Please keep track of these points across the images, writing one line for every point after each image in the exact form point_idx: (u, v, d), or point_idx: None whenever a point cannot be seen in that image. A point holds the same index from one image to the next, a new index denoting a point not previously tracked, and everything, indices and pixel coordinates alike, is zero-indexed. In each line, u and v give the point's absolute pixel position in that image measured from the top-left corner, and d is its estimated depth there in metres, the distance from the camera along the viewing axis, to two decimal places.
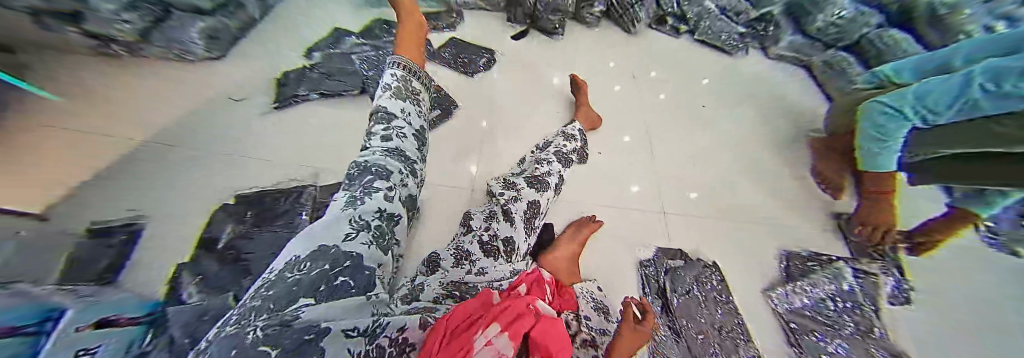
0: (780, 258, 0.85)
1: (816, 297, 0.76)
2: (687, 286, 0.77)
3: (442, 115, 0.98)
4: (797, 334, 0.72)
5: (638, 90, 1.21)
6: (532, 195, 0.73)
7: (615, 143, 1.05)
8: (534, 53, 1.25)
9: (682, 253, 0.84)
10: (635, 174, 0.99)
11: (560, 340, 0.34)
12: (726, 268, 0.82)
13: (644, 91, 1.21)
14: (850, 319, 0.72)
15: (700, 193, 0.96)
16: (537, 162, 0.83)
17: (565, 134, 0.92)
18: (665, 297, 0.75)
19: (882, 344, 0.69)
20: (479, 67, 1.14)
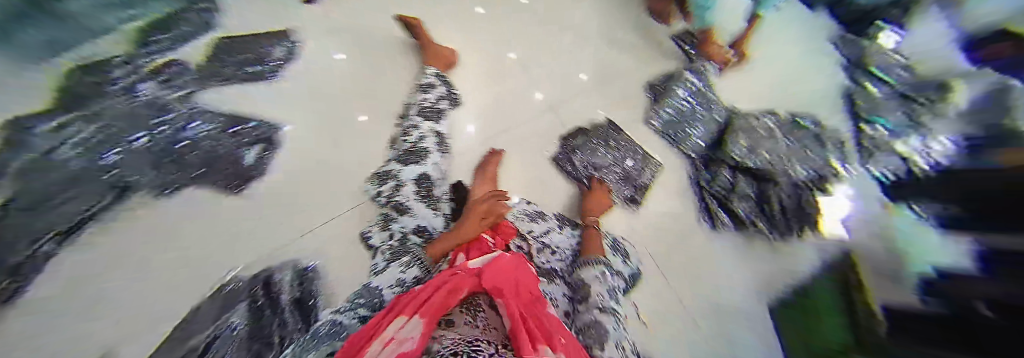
0: (647, 88, 0.99)
1: (677, 102, 0.93)
2: (591, 151, 0.89)
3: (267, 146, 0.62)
4: (675, 136, 0.91)
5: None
6: (414, 173, 0.68)
7: (484, 62, 0.99)
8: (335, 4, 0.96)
9: (580, 129, 0.92)
10: (515, 82, 0.97)
11: (503, 269, 0.41)
12: (615, 119, 0.95)
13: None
14: (701, 105, 0.92)
15: (574, 66, 1.01)
16: (407, 136, 0.79)
17: (421, 87, 0.83)
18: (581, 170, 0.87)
19: (722, 109, 0.91)
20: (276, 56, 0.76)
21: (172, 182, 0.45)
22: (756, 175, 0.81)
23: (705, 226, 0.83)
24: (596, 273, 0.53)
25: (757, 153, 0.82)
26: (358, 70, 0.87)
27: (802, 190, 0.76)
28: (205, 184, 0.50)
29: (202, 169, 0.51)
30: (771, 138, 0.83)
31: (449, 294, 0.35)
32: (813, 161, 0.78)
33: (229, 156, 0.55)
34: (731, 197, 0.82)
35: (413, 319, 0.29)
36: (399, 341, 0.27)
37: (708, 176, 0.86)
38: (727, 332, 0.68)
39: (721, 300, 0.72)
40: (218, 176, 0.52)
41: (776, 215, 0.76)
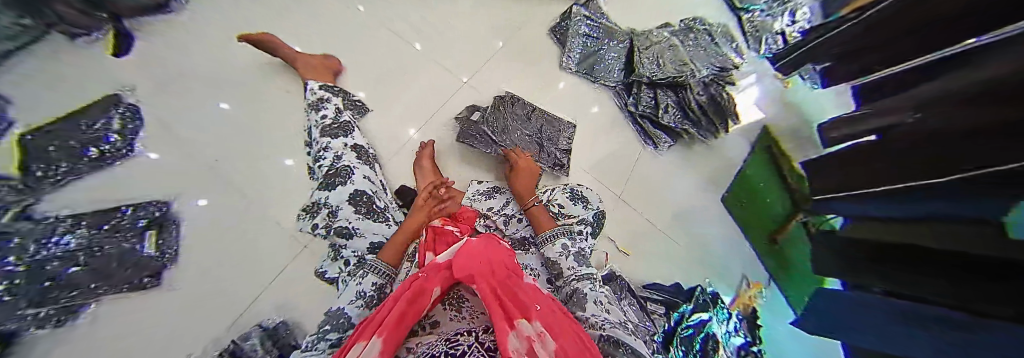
0: (552, 37, 0.99)
1: (581, 41, 0.95)
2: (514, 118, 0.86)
3: (169, 233, 0.60)
4: (591, 72, 0.95)
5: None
6: (344, 191, 0.50)
7: (377, 60, 0.91)
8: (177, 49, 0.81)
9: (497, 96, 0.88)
10: (419, 73, 0.92)
11: (475, 251, 0.37)
12: (531, 75, 0.96)
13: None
14: (602, 39, 0.96)
15: (471, 35, 0.97)
16: (315, 158, 0.55)
17: (310, 106, 0.62)
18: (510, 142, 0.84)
19: (622, 34, 0.96)
20: (117, 129, 0.63)
21: (60, 306, 0.46)
22: (672, 85, 0.89)
23: (649, 148, 0.92)
24: (565, 240, 0.50)
25: (667, 64, 0.88)
26: (243, 122, 0.78)
27: (709, 87, 0.89)
28: (93, 295, 0.49)
29: (95, 282, 0.50)
30: (669, 47, 0.90)
31: (412, 301, 0.30)
32: (710, 61, 0.90)
33: (130, 257, 0.54)
34: (658, 113, 0.89)
35: (370, 343, 0.23)
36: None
37: (634, 100, 0.92)
38: (693, 231, 0.87)
39: (678, 204, 0.89)
40: (121, 279, 0.52)
41: (698, 115, 0.89)
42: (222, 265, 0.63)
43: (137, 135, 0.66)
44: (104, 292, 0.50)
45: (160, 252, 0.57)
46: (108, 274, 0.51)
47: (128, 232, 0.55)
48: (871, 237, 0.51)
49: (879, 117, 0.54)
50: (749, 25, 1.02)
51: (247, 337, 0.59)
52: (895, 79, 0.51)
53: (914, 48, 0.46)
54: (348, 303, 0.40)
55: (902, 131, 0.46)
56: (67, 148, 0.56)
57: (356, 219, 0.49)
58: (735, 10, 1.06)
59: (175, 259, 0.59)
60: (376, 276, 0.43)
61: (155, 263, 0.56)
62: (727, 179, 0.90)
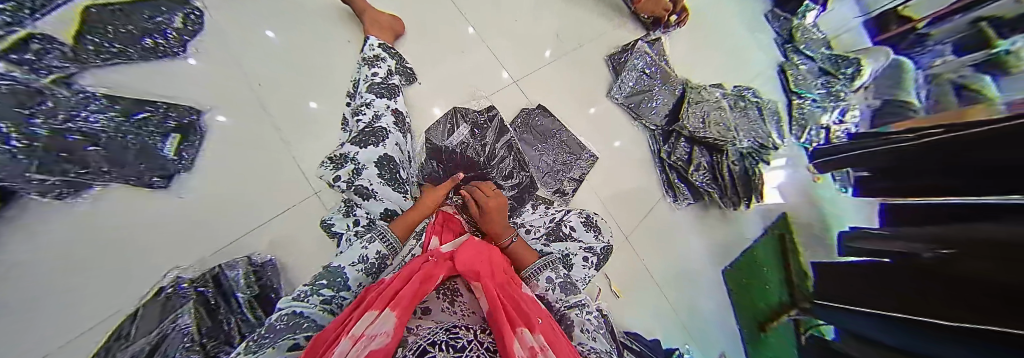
0: (607, 64, 1.00)
1: (635, 76, 0.95)
2: (547, 132, 0.89)
3: (193, 142, 0.62)
4: (636, 108, 0.95)
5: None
6: (376, 151, 0.50)
7: (436, 36, 0.92)
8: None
9: (540, 108, 0.91)
10: (471, 60, 0.92)
11: (480, 250, 0.37)
12: (576, 94, 0.96)
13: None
14: (655, 81, 0.96)
15: (532, 38, 0.98)
16: (354, 112, 0.55)
17: (364, 60, 0.63)
18: (537, 152, 0.86)
19: (676, 82, 0.96)
20: (175, 28, 0.67)
21: (62, 181, 0.42)
22: (710, 145, 0.89)
23: (667, 200, 0.91)
24: (549, 273, 0.46)
25: (712, 124, 0.88)
26: (291, 54, 0.80)
27: (745, 158, 0.88)
28: (100, 178, 0.48)
29: (109, 166, 0.48)
30: (718, 109, 0.90)
31: (420, 283, 0.30)
32: (753, 135, 0.88)
33: (151, 154, 0.54)
34: (689, 170, 0.88)
35: (383, 313, 0.23)
36: (371, 336, 0.19)
37: (668, 149, 0.92)
38: (688, 295, 0.84)
39: (682, 263, 0.87)
40: (132, 172, 0.52)
41: (727, 182, 0.87)
42: (231, 187, 0.65)
43: (193, 37, 0.71)
44: (113, 179, 0.50)
45: (177, 157, 0.59)
46: (123, 162, 0.50)
47: (155, 128, 0.56)
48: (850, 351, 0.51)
49: (902, 241, 0.53)
50: (797, 111, 1.03)
51: (232, 266, 0.57)
52: (927, 208, 0.51)
53: (961, 185, 0.45)
54: (348, 264, 0.38)
55: (928, 263, 0.45)
56: (119, 31, 0.57)
57: (377, 183, 0.48)
58: (788, 91, 1.09)
59: (190, 167, 0.60)
60: (382, 245, 0.42)
61: (171, 166, 0.57)
62: (734, 254, 0.86)
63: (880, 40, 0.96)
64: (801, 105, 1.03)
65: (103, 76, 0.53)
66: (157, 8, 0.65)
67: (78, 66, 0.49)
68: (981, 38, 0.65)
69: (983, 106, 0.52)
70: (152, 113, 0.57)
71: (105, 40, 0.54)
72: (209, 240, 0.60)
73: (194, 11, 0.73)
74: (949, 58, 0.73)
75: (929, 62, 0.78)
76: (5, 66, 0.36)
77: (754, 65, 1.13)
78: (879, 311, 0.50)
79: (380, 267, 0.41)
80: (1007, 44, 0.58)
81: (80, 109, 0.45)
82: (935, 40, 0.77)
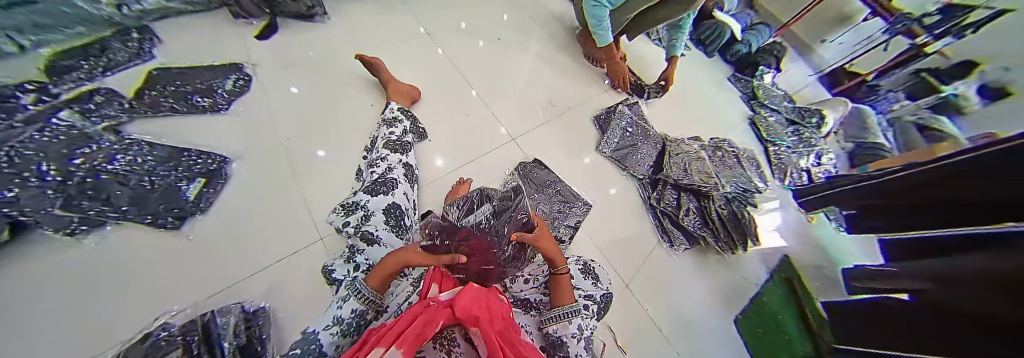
0: (595, 122, 1.11)
1: (620, 132, 1.06)
2: (541, 183, 0.94)
3: (215, 186, 0.71)
4: (622, 160, 1.03)
5: (437, 41, 1.17)
6: (384, 200, 0.55)
7: (446, 101, 1.05)
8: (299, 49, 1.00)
9: (535, 161, 0.99)
10: (475, 119, 1.04)
11: (478, 297, 0.39)
12: (570, 147, 1.05)
13: (443, 39, 1.18)
14: (639, 134, 1.07)
15: (529, 102, 1.12)
16: (370, 164, 0.62)
17: (384, 121, 0.72)
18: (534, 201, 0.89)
19: (656, 138, 1.06)
20: (225, 89, 0.84)
21: (87, 216, 0.57)
22: (695, 190, 0.94)
23: (665, 246, 0.92)
24: (578, 322, 0.46)
25: (692, 170, 0.95)
26: (313, 116, 0.89)
27: (731, 203, 0.91)
28: (121, 211, 0.60)
29: (128, 206, 0.60)
30: (698, 158, 0.98)
31: (422, 327, 0.31)
32: (736, 181, 0.95)
33: (173, 195, 0.65)
34: (679, 215, 0.92)
35: (390, 350, 0.24)
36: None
37: (656, 197, 0.97)
38: (700, 347, 0.78)
39: (684, 311, 0.83)
40: (152, 211, 0.63)
41: (717, 225, 0.90)
42: (238, 232, 0.69)
43: (239, 96, 0.85)
44: (134, 215, 0.61)
45: (196, 199, 0.68)
46: (144, 201, 0.62)
47: (182, 173, 0.68)
48: None
49: (938, 272, 0.51)
50: (774, 157, 1.10)
51: (225, 313, 0.56)
52: (956, 236, 0.50)
53: (983, 209, 0.46)
54: (324, 328, 0.38)
55: (964, 298, 0.43)
56: (176, 91, 0.79)
57: (382, 228, 0.52)
58: (763, 140, 1.17)
59: (207, 208, 0.69)
60: (358, 302, 0.41)
61: (189, 208, 0.66)
62: (741, 299, 0.85)
63: (838, 91, 1.25)
64: (777, 151, 1.11)
65: (154, 125, 0.74)
66: (217, 74, 0.85)
67: (130, 116, 0.71)
68: (929, 86, 1.00)
69: (952, 142, 0.73)
70: (184, 161, 0.70)
71: (161, 97, 0.77)
72: (212, 281, 0.62)
73: (244, 77, 0.88)
74: (904, 104, 1.07)
75: (887, 107, 1.11)
76: (68, 114, 0.60)
77: (728, 118, 1.25)
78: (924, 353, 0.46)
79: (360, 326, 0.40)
80: (951, 89, 0.93)
81: (115, 152, 0.61)
82: (885, 89, 1.12)
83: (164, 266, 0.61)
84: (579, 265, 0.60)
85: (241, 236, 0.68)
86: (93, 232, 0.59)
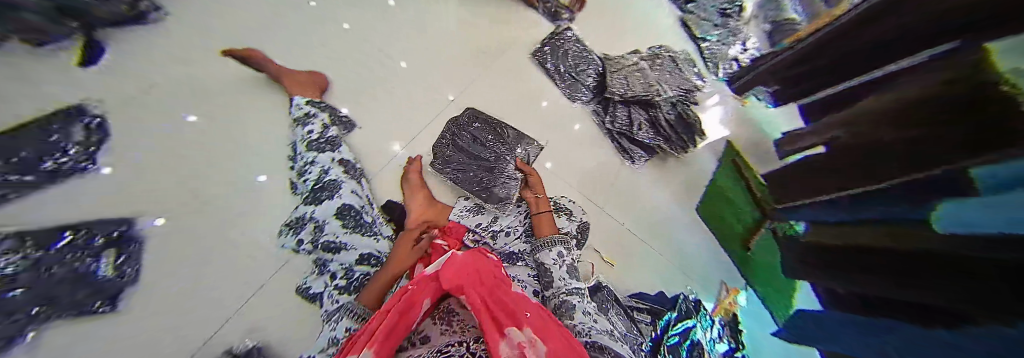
0: (534, 61, 1.06)
1: (562, 60, 1.04)
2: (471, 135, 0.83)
3: (132, 252, 0.53)
4: (571, 91, 1.02)
5: (329, 11, 0.98)
6: (332, 205, 0.51)
7: (367, 78, 0.92)
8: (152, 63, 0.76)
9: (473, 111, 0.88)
10: (408, 88, 0.93)
11: (465, 264, 0.39)
12: (519, 92, 1.01)
13: (335, 7, 0.99)
14: (583, 64, 1.04)
15: (460, 55, 1.02)
16: (300, 173, 0.55)
17: (297, 121, 0.62)
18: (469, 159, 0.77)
19: (597, 59, 1.04)
20: (79, 141, 0.58)
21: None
22: (643, 102, 0.96)
23: (628, 163, 0.98)
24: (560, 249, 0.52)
25: (639, 85, 0.95)
26: (212, 135, 0.72)
27: (676, 106, 0.95)
28: (35, 321, 0.41)
29: (38, 306, 0.42)
30: (640, 70, 0.98)
31: (404, 313, 0.30)
32: (677, 84, 0.97)
33: (87, 281, 0.47)
34: (633, 130, 0.95)
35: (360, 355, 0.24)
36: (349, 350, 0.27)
37: (610, 118, 0.99)
38: (670, 241, 0.93)
39: (657, 216, 0.95)
40: (69, 303, 0.45)
41: (668, 131, 0.95)
42: (186, 296, 0.54)
43: (99, 147, 0.60)
44: (49, 318, 0.42)
45: (117, 274, 0.50)
46: (54, 299, 0.43)
47: (81, 252, 0.48)
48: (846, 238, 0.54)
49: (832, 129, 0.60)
50: (706, 52, 1.16)
51: None
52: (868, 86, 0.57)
53: None
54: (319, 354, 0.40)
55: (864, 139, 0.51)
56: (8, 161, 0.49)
57: (344, 233, 0.50)
58: (694, 39, 1.20)
59: (133, 279, 0.51)
60: (349, 320, 0.42)
61: (109, 285, 0.49)
62: (698, 190, 0.97)
63: None
64: (707, 47, 1.17)
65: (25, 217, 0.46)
66: (47, 125, 0.57)
67: None
68: None
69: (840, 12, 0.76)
70: (74, 233, 0.49)
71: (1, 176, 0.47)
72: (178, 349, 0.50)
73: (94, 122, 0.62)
74: None
75: None
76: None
77: (659, 22, 1.24)
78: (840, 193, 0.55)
79: None
80: None
81: None
82: None
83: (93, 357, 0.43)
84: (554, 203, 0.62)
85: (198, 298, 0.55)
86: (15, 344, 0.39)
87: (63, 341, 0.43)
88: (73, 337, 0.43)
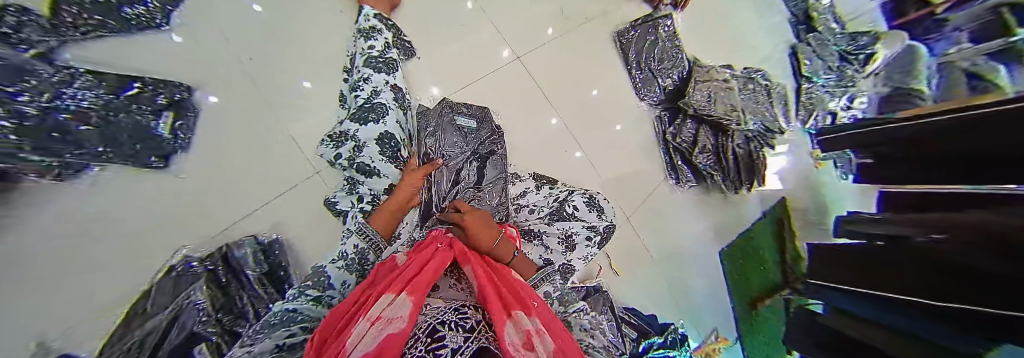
0: (614, 42, 0.96)
1: (643, 51, 0.93)
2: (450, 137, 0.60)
3: (189, 120, 0.52)
4: (641, 88, 0.94)
5: None
6: (376, 129, 0.51)
7: (434, 12, 0.87)
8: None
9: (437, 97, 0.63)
10: (471, 36, 0.89)
11: (487, 238, 0.41)
12: (582, 72, 0.93)
13: None
14: (666, 62, 0.92)
15: (534, 13, 0.93)
16: (353, 87, 0.54)
17: (359, 32, 0.59)
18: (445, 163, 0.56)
19: (684, 60, 0.92)
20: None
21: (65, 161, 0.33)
22: (712, 124, 0.87)
23: (670, 183, 0.92)
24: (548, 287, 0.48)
25: (721, 104, 0.84)
26: (278, 31, 0.74)
27: (750, 142, 0.86)
28: (100, 159, 0.38)
29: (104, 147, 0.39)
30: (725, 89, 0.86)
31: (433, 269, 0.33)
32: (759, 117, 0.85)
33: (148, 135, 0.45)
34: (693, 152, 0.88)
35: (400, 297, 0.27)
36: (388, 320, 0.24)
37: (674, 130, 0.91)
38: (682, 274, 0.89)
39: (680, 244, 0.90)
40: (129, 152, 0.42)
41: (730, 164, 0.86)
42: (231, 174, 0.57)
43: (174, 8, 0.55)
44: (115, 160, 0.40)
45: (172, 136, 0.49)
46: (116, 142, 0.41)
47: (145, 107, 0.46)
48: (862, 337, 0.50)
49: (888, 224, 0.54)
50: (805, 95, 1.00)
51: (240, 245, 0.57)
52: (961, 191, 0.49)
53: None
54: (330, 263, 0.42)
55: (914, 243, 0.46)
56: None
57: (380, 160, 0.50)
58: (797, 75, 1.04)
59: (187, 147, 0.50)
60: (359, 239, 0.44)
61: (166, 146, 0.47)
62: (732, 234, 0.89)
63: (897, 24, 0.88)
64: (809, 89, 1.00)
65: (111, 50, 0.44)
66: None
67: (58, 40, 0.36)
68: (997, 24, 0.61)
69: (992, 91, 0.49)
70: (142, 86, 0.46)
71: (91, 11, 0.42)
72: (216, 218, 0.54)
73: None
74: (963, 47, 0.69)
75: (944, 49, 0.74)
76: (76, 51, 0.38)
77: (763, 43, 1.09)
78: (874, 292, 0.51)
79: (362, 263, 0.43)
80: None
81: (67, 86, 0.35)
82: (950, 25, 0.73)
83: (147, 203, 0.42)
84: (583, 196, 0.57)
85: (239, 179, 0.58)
86: (80, 178, 0.35)
87: (120, 182, 0.40)
88: (133, 184, 0.42)
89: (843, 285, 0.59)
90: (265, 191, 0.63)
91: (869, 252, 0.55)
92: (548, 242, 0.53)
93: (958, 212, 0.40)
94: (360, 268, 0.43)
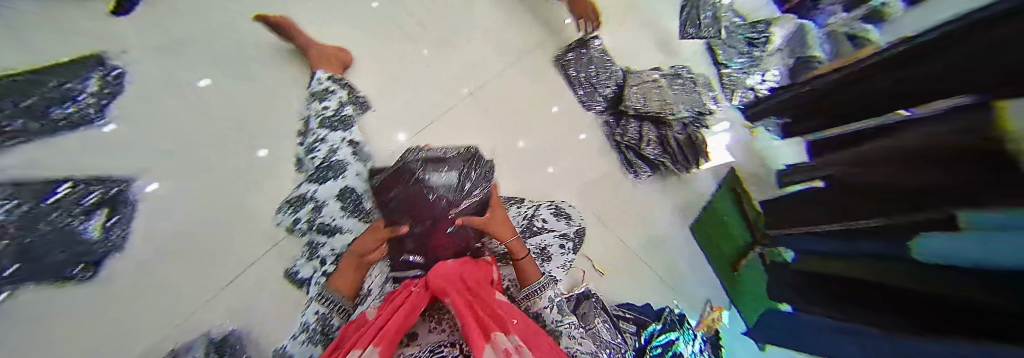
0: (556, 64, 1.05)
1: (584, 66, 1.03)
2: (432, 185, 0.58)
3: (124, 214, 0.50)
4: (587, 96, 1.02)
5: None
6: (333, 187, 0.56)
7: (387, 64, 0.92)
8: (186, 15, 0.77)
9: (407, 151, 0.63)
10: (425, 79, 0.94)
11: (454, 271, 0.42)
12: (535, 95, 1.01)
13: None
14: (602, 73, 1.03)
15: (483, 50, 1.01)
16: (308, 149, 0.55)
17: (313, 95, 0.61)
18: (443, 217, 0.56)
19: (618, 69, 1.04)
20: (91, 91, 0.53)
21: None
22: (654, 119, 0.96)
23: (630, 177, 0.97)
24: (550, 292, 0.50)
25: (654, 101, 0.95)
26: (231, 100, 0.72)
27: (688, 127, 0.95)
28: (10, 281, 0.36)
29: (16, 264, 0.36)
30: (657, 87, 0.97)
31: (404, 317, 0.33)
32: (692, 104, 0.96)
33: (71, 240, 0.43)
34: (641, 145, 0.95)
35: (368, 350, 0.28)
36: None
37: (620, 131, 0.99)
38: (663, 259, 0.92)
39: (655, 232, 0.94)
40: (50, 262, 0.40)
41: (675, 150, 0.95)
42: (173, 264, 0.53)
43: (112, 100, 0.56)
44: (27, 278, 0.37)
45: (105, 236, 0.47)
46: (35, 256, 0.38)
47: (71, 208, 0.44)
48: (821, 273, 0.55)
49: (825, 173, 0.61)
50: (726, 79, 1.14)
51: (188, 348, 0.51)
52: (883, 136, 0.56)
53: None
54: (293, 339, 0.45)
55: (846, 182, 0.53)
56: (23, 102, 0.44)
57: (340, 217, 0.55)
58: (717, 64, 1.18)
59: (121, 246, 0.48)
60: (322, 305, 0.47)
61: (95, 249, 0.46)
62: (696, 210, 0.96)
63: (788, 8, 1.15)
64: (728, 73, 1.14)
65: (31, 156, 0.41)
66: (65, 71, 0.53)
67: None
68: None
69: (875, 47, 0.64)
70: (73, 186, 0.45)
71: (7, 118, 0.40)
72: (156, 319, 0.49)
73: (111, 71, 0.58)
74: (842, 18, 1.00)
75: (827, 20, 1.04)
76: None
77: (683, 42, 1.22)
78: (830, 223, 0.55)
79: (326, 330, 0.46)
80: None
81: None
82: (826, 3, 1.04)
83: (61, 320, 0.40)
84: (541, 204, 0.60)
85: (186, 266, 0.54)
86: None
87: (30, 306, 0.37)
88: (46, 301, 0.39)
89: (794, 232, 0.65)
90: (218, 272, 0.58)
91: (818, 196, 0.61)
92: (523, 258, 0.54)
93: (876, 148, 0.46)
94: (323, 337, 0.46)
